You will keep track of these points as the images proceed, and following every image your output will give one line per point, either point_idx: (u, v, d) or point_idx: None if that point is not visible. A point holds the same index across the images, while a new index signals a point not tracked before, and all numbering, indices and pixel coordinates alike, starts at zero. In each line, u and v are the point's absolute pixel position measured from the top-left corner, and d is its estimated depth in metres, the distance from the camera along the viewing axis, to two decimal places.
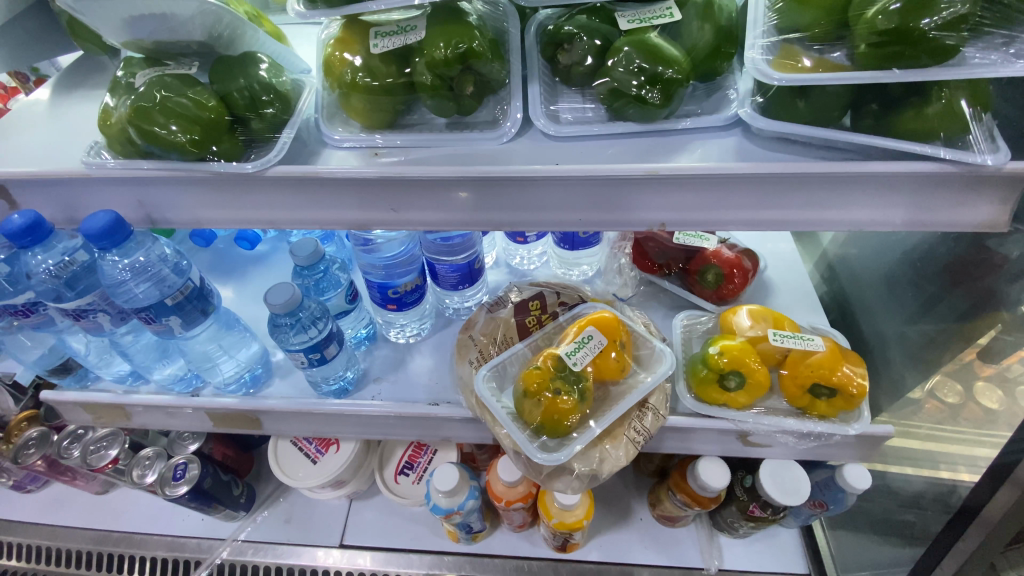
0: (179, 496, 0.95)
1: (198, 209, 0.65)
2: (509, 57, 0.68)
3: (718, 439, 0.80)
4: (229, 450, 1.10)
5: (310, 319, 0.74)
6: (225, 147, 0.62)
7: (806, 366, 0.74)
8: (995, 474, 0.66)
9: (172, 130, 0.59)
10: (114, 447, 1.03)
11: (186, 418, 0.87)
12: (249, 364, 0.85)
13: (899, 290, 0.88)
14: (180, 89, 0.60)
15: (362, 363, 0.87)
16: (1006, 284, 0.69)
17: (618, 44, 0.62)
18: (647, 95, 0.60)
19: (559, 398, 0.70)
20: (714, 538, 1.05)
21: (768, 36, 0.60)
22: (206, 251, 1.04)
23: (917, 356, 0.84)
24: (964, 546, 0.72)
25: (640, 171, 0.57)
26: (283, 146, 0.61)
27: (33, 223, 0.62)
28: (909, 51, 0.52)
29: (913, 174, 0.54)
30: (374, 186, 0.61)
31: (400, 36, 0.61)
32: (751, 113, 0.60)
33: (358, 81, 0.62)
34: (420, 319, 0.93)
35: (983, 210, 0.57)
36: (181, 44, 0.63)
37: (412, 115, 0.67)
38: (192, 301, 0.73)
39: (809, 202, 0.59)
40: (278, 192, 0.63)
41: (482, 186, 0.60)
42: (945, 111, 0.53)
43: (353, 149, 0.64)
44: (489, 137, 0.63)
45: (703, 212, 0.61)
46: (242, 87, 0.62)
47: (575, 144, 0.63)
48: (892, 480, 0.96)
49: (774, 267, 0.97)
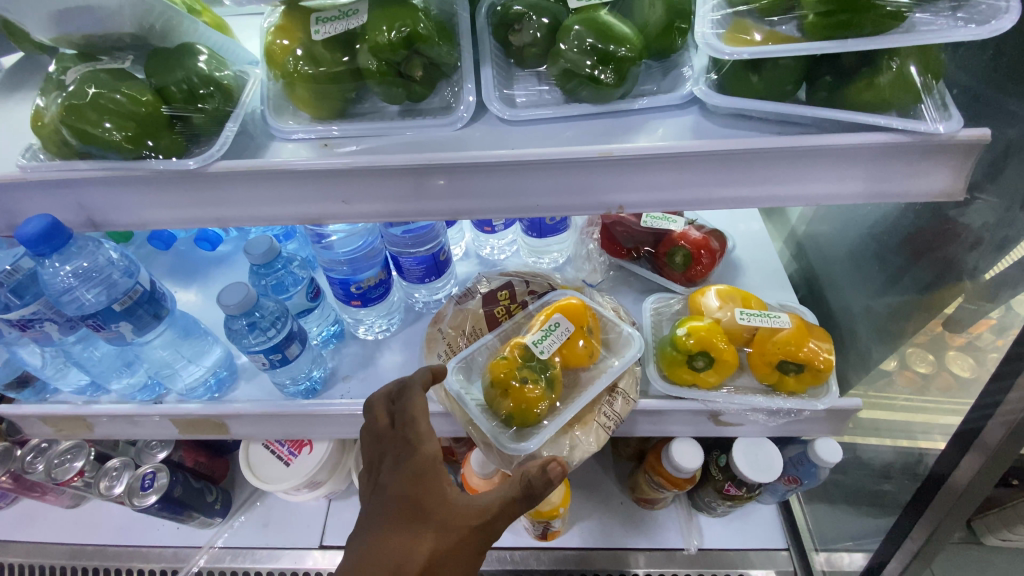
0: (149, 506, 0.94)
1: (142, 210, 0.62)
2: (459, 40, 0.66)
3: (691, 419, 0.80)
4: (202, 457, 1.07)
5: (269, 320, 0.72)
6: (166, 144, 0.59)
7: (773, 344, 0.74)
8: (961, 441, 0.66)
9: (107, 127, 0.56)
10: (79, 459, 1.00)
11: (150, 426, 0.85)
12: (214, 367, 0.84)
13: (864, 264, 0.89)
14: (112, 85, 0.58)
15: (330, 362, 0.86)
16: (964, 253, 0.69)
17: (568, 23, 0.61)
18: (600, 75, 0.59)
19: (525, 386, 0.69)
20: (693, 517, 1.06)
21: (720, 10, 0.59)
22: (166, 255, 1.01)
23: (883, 329, 0.85)
24: (931, 513, 0.73)
25: (594, 153, 0.56)
26: (225, 140, 0.59)
27: None
28: (856, 19, 0.52)
29: (867, 146, 0.54)
30: (322, 177, 0.59)
31: (342, 21, 0.59)
32: (706, 90, 0.59)
33: (301, 70, 0.60)
34: (387, 314, 0.91)
35: (938, 179, 0.57)
36: (113, 37, 0.60)
37: (363, 103, 0.65)
38: (143, 305, 0.71)
39: (765, 178, 0.58)
40: (226, 189, 0.60)
41: (435, 174, 0.58)
42: (896, 80, 0.53)
43: (303, 141, 0.62)
44: (442, 123, 0.61)
45: (661, 193, 0.60)
46: (180, 79, 0.60)
47: (532, 129, 0.61)
48: (863, 452, 0.97)
49: (743, 247, 0.97)
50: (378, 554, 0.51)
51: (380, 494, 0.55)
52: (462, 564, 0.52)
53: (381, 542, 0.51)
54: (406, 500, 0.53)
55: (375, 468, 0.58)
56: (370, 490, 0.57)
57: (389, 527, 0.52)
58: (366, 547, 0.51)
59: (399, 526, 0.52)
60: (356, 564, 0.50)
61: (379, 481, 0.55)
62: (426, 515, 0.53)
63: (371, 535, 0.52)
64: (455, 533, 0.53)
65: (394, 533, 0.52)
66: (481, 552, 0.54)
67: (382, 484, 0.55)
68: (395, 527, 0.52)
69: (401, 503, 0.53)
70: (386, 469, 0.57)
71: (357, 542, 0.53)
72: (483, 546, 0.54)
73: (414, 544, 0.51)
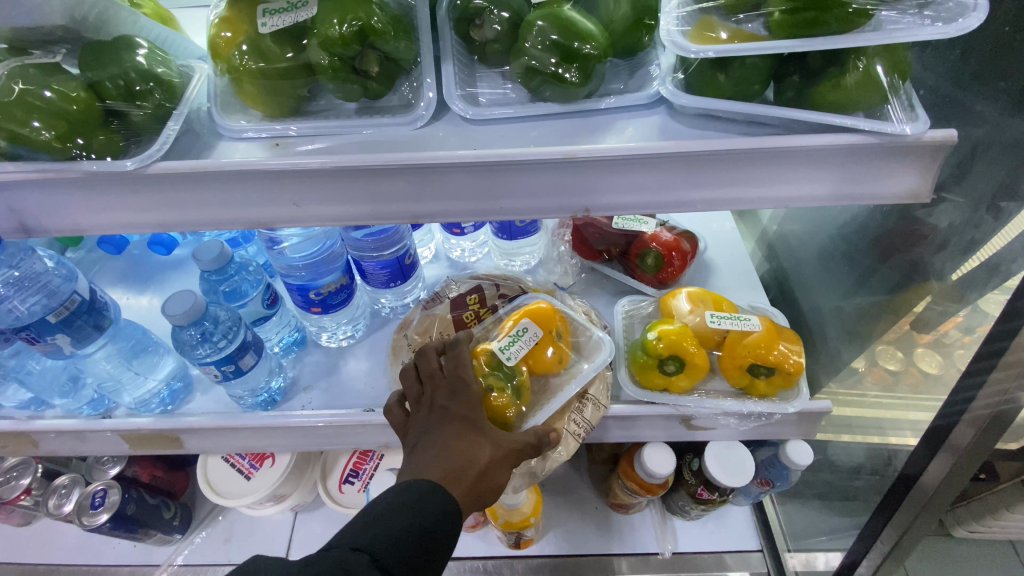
0: (99, 526, 0.90)
1: (80, 215, 0.58)
2: (418, 35, 0.62)
3: (664, 424, 0.79)
4: (159, 471, 1.02)
5: (222, 330, 0.69)
6: (100, 142, 0.55)
7: (743, 346, 0.73)
8: (930, 442, 0.66)
9: (34, 126, 0.52)
10: (25, 476, 0.96)
11: (99, 443, 0.79)
12: (167, 378, 0.79)
13: (833, 264, 0.89)
14: (41, 80, 0.53)
15: (291, 371, 0.82)
16: (930, 254, 0.69)
17: (530, 18, 0.59)
18: (564, 73, 0.57)
19: (492, 395, 0.65)
20: (667, 521, 1.05)
21: (685, 7, 0.58)
22: (118, 259, 0.96)
23: (852, 330, 0.85)
24: (903, 513, 0.73)
25: (558, 154, 0.54)
26: (167, 139, 0.56)
27: None
28: (821, 17, 0.50)
29: (834, 147, 0.53)
30: (270, 178, 0.55)
31: (291, 13, 0.56)
32: (673, 90, 0.58)
33: (247, 65, 0.56)
34: (352, 321, 0.87)
35: (905, 180, 0.56)
36: (43, 30, 0.55)
37: (318, 101, 0.62)
38: (82, 315, 0.66)
39: (734, 179, 0.56)
40: (169, 192, 0.56)
41: (390, 174, 0.55)
42: (862, 80, 0.52)
43: (254, 140, 0.58)
44: (401, 121, 0.59)
45: (628, 195, 0.58)
46: (115, 75, 0.55)
47: (494, 128, 0.59)
48: (833, 451, 0.97)
49: (714, 248, 0.96)
50: (445, 456, 0.54)
51: (437, 415, 0.58)
52: (507, 474, 0.58)
53: (446, 448, 0.54)
54: (466, 417, 0.57)
55: (427, 396, 0.60)
56: (422, 414, 0.59)
57: (452, 436, 0.55)
58: (431, 451, 0.54)
59: (460, 436, 0.55)
60: (425, 464, 0.53)
61: (437, 404, 0.58)
62: (483, 429, 0.57)
63: (434, 442, 0.55)
64: (505, 448, 0.58)
65: (457, 441, 0.55)
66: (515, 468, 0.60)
67: (440, 407, 0.58)
68: (458, 437, 0.55)
69: (461, 419, 0.57)
70: (441, 397, 0.59)
71: (418, 450, 0.55)
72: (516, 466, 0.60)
73: (477, 451, 0.55)
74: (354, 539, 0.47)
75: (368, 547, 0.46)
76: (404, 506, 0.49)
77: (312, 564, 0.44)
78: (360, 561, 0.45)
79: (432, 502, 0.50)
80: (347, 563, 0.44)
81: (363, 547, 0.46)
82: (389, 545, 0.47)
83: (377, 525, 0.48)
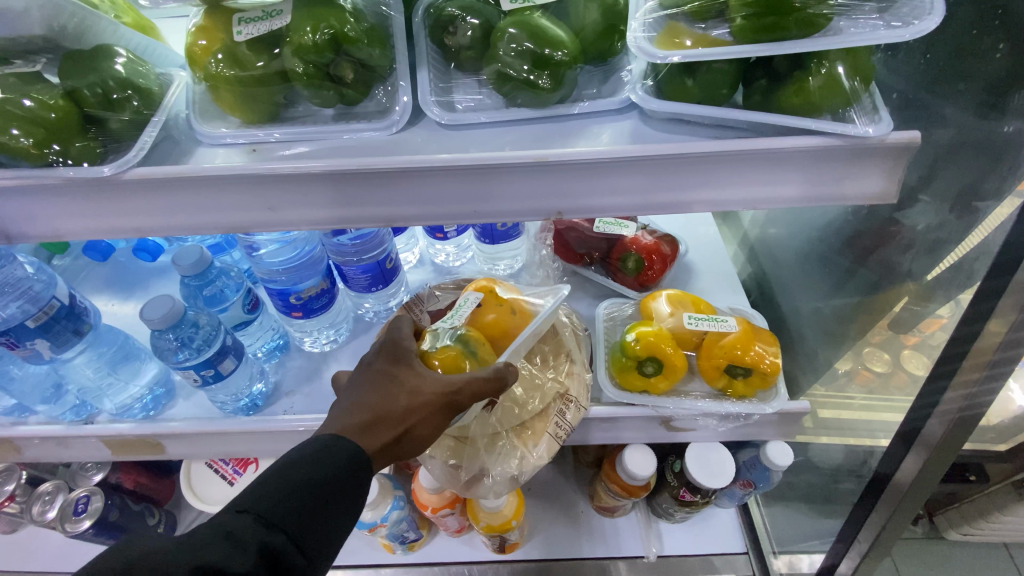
0: (82, 532, 0.90)
1: (58, 220, 0.59)
2: (394, 43, 0.63)
3: (644, 426, 0.79)
4: (143, 478, 1.01)
5: (202, 337, 0.69)
6: (77, 149, 0.56)
7: (720, 348, 0.74)
8: (904, 439, 0.67)
9: (13, 134, 0.53)
10: (9, 483, 0.96)
11: (80, 449, 0.80)
12: (150, 385, 0.80)
13: (812, 266, 0.90)
14: (20, 89, 0.54)
15: (273, 376, 0.83)
16: (901, 255, 0.71)
17: (502, 26, 0.60)
18: (536, 79, 0.58)
19: (440, 355, 0.62)
20: (652, 524, 1.05)
21: (653, 13, 0.59)
22: (104, 266, 0.97)
23: (831, 331, 0.86)
24: (881, 511, 0.73)
25: (528, 157, 0.55)
26: (144, 146, 0.56)
27: None
28: (781, 22, 0.52)
29: (799, 149, 0.54)
30: (245, 184, 0.56)
31: (265, 21, 0.57)
32: (643, 95, 0.59)
33: (224, 72, 0.57)
34: (333, 326, 0.88)
35: (871, 182, 0.57)
36: (23, 39, 0.56)
37: (295, 108, 0.63)
38: (61, 320, 0.67)
39: (702, 183, 0.57)
40: (146, 198, 0.57)
41: (363, 180, 0.56)
42: (825, 84, 0.53)
43: (232, 146, 0.59)
44: (376, 127, 0.59)
45: (599, 198, 0.59)
46: (93, 83, 0.56)
47: (468, 133, 0.60)
48: (815, 453, 0.98)
49: (695, 251, 0.97)
50: (362, 408, 0.53)
51: (363, 372, 0.57)
52: (434, 425, 0.55)
53: (361, 399, 0.53)
54: (387, 371, 0.57)
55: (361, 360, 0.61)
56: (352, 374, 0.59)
57: (370, 389, 0.55)
58: (349, 402, 0.54)
59: (378, 390, 0.55)
60: (339, 413, 0.53)
61: (365, 362, 0.58)
62: (402, 381, 0.56)
63: (352, 397, 0.54)
64: (428, 395, 0.55)
65: (372, 393, 0.54)
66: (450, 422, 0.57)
67: (365, 365, 0.58)
68: (375, 389, 0.55)
69: (381, 373, 0.56)
70: (371, 357, 0.59)
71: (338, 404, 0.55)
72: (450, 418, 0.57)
73: (392, 399, 0.54)
74: (241, 501, 0.43)
75: (255, 507, 0.42)
76: (300, 461, 0.46)
77: (193, 535, 0.40)
78: (245, 523, 0.41)
79: (330, 455, 0.47)
80: (231, 528, 0.41)
81: (250, 508, 0.42)
82: (281, 501, 0.43)
83: (267, 485, 0.44)
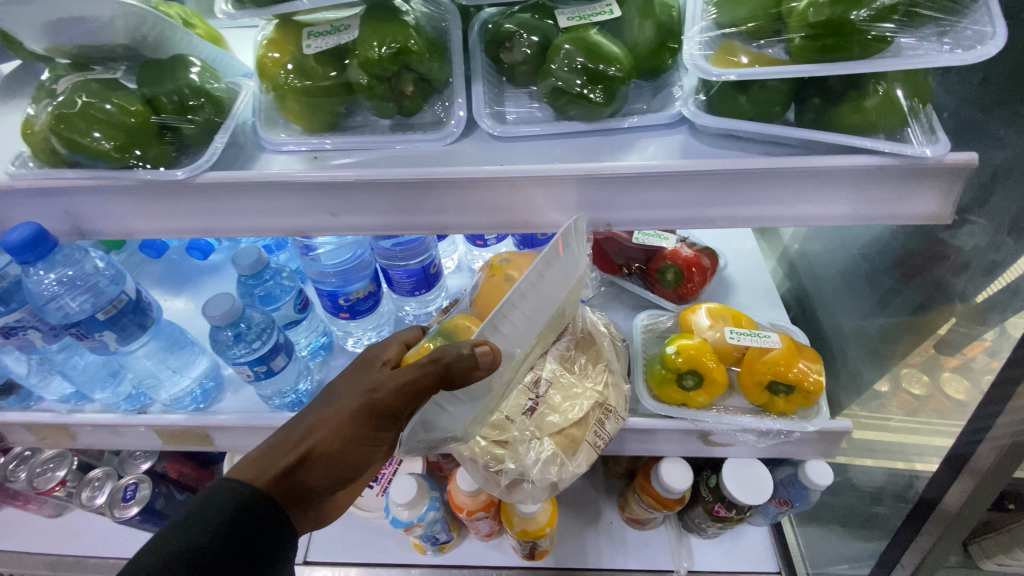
0: (128, 518, 0.95)
1: (131, 219, 0.62)
2: (451, 57, 0.66)
3: (680, 439, 0.79)
4: (187, 468, 1.05)
5: (255, 332, 0.72)
6: (154, 153, 0.59)
7: (762, 363, 0.74)
8: (952, 464, 0.66)
9: (95, 137, 0.56)
10: (61, 468, 1.00)
11: (133, 437, 0.83)
12: (200, 378, 0.84)
13: (855, 284, 0.89)
14: (103, 95, 0.57)
15: (317, 374, 0.86)
16: (952, 276, 0.69)
17: (558, 42, 0.61)
18: (589, 94, 0.59)
19: (410, 355, 0.59)
20: (683, 539, 1.04)
21: (708, 32, 0.60)
22: (156, 263, 1.01)
23: (874, 350, 0.84)
24: (926, 537, 0.72)
25: (581, 170, 0.56)
26: (214, 151, 0.59)
27: (35, 237, 0.59)
28: (843, 44, 0.52)
29: (855, 168, 0.54)
30: (309, 190, 0.59)
31: (333, 36, 0.59)
32: (695, 110, 0.60)
33: (292, 83, 0.60)
34: (376, 326, 0.90)
35: (926, 202, 0.56)
36: (106, 48, 0.60)
37: (354, 118, 0.65)
38: (127, 314, 0.70)
39: (753, 200, 0.58)
40: (214, 200, 0.60)
41: (420, 189, 0.58)
42: (882, 104, 0.53)
43: (294, 153, 0.62)
44: (432, 138, 0.61)
45: (649, 211, 0.60)
46: (170, 91, 0.59)
47: (521, 145, 0.61)
48: (854, 474, 0.96)
49: (735, 265, 0.97)
50: (285, 432, 0.58)
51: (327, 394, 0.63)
52: (334, 438, 0.56)
53: (295, 421, 0.59)
54: (329, 388, 0.60)
55: None
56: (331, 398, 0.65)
57: (307, 410, 0.60)
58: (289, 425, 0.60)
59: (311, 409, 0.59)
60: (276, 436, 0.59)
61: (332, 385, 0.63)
62: (330, 395, 0.59)
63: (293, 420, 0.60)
64: (335, 409, 0.57)
65: (305, 413, 0.59)
66: (366, 432, 0.56)
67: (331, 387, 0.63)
68: (309, 408, 0.60)
69: (325, 391, 0.61)
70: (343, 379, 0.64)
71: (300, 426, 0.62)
72: (361, 427, 0.56)
73: (305, 419, 0.58)
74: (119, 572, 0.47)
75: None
76: (180, 527, 0.49)
77: None
78: None
79: (210, 515, 0.50)
80: None
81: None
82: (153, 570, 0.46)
83: (142, 556, 0.47)
